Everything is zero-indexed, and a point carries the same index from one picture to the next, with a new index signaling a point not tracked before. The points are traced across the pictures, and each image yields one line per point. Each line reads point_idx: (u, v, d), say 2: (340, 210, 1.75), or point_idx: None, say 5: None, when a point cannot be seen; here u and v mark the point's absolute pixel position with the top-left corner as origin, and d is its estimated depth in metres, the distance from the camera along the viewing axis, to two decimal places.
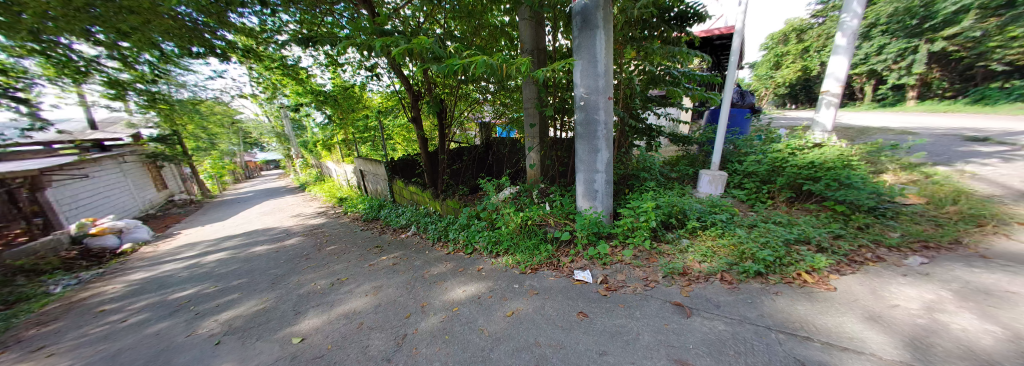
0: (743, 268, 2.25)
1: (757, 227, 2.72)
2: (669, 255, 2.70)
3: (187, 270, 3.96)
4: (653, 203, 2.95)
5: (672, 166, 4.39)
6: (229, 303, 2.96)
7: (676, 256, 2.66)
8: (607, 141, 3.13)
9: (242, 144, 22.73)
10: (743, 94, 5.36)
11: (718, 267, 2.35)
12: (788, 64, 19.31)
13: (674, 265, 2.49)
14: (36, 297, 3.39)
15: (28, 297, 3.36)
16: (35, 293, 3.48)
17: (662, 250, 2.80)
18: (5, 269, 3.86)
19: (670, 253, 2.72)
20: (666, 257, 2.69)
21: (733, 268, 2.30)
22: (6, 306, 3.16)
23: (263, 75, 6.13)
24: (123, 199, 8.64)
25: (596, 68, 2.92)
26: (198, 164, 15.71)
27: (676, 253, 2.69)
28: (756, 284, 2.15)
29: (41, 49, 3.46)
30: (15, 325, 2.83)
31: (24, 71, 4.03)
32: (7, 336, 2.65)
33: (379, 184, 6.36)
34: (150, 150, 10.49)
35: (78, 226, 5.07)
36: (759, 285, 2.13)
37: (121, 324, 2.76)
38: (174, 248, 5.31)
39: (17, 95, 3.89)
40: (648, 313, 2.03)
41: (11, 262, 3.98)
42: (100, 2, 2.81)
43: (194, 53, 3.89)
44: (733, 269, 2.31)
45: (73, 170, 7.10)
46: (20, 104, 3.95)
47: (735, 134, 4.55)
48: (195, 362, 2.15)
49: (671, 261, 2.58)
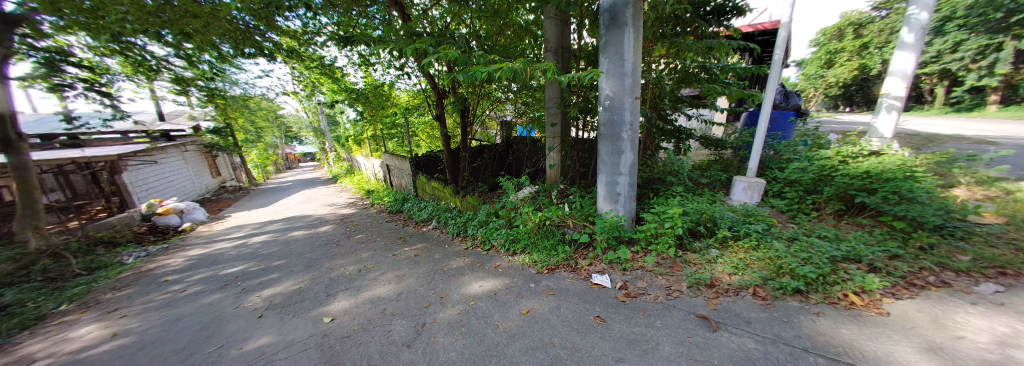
0: (780, 284, 2.08)
1: (798, 241, 2.50)
2: (696, 265, 2.57)
3: (235, 249, 4.41)
4: (681, 210, 2.80)
5: (703, 171, 4.15)
6: (270, 282, 3.25)
7: (702, 266, 2.52)
8: (632, 143, 3.03)
9: (283, 137, 24.64)
10: (787, 95, 4.93)
11: (751, 281, 2.20)
12: (842, 62, 17.37)
13: (701, 275, 2.37)
14: (112, 266, 3.95)
15: (105, 265, 3.94)
16: (111, 262, 4.06)
17: (689, 259, 2.66)
18: (89, 240, 4.59)
19: (697, 262, 2.59)
20: (692, 266, 2.56)
21: (768, 284, 2.14)
22: (87, 272, 3.74)
23: (302, 74, 6.63)
24: (185, 184, 9.76)
25: (623, 67, 2.83)
26: (245, 155, 17.23)
27: (703, 263, 2.55)
28: (793, 302, 1.97)
29: (122, 50, 3.99)
30: (96, 289, 3.32)
31: (107, 68, 4.71)
32: (89, 298, 3.11)
33: (403, 178, 6.63)
34: (207, 140, 11.72)
35: (148, 206, 5.86)
36: (798, 303, 1.96)
37: (181, 293, 3.13)
38: (225, 229, 5.90)
39: (101, 89, 4.54)
40: (669, 323, 1.96)
41: (94, 234, 4.75)
42: (169, 8, 3.14)
43: (246, 53, 4.29)
44: (768, 285, 2.15)
45: (144, 157, 8.09)
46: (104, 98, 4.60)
47: (776, 139, 4.19)
48: (241, 332, 2.40)
49: (697, 271, 2.46)
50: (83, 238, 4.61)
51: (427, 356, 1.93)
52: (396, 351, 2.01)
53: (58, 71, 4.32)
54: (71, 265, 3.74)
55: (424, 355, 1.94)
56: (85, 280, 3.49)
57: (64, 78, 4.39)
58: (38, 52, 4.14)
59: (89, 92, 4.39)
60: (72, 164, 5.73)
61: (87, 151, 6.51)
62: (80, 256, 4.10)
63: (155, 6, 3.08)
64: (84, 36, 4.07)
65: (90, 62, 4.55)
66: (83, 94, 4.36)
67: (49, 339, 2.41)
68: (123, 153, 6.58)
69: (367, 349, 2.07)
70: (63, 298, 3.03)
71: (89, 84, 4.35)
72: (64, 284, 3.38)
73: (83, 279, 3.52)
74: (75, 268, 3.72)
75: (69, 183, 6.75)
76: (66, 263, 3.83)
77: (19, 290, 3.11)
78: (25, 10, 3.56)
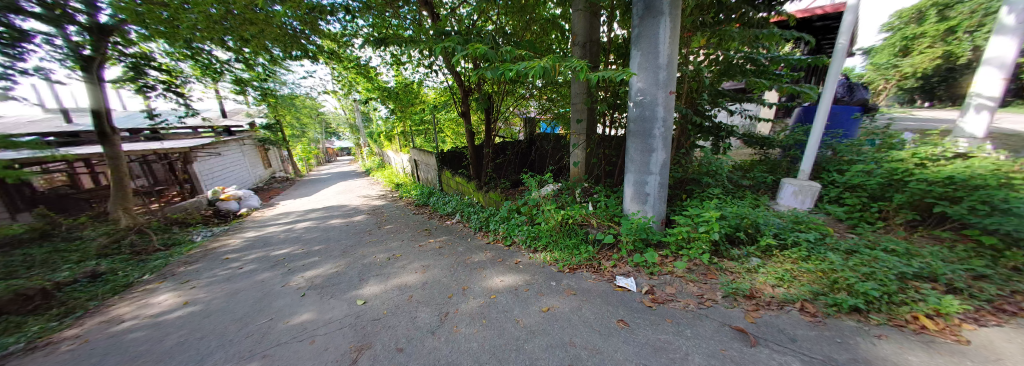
0: (834, 301, 1.84)
1: (858, 254, 2.20)
2: (733, 274, 2.38)
3: (283, 234, 4.91)
4: (718, 213, 2.59)
5: (744, 172, 3.79)
6: (312, 264, 3.58)
7: (741, 276, 2.33)
8: (665, 141, 2.86)
9: (324, 133, 26.72)
10: (851, 87, 4.41)
11: (798, 294, 1.98)
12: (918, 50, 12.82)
13: (738, 285, 2.19)
14: (184, 243, 4.60)
15: (179, 242, 4.60)
16: (184, 240, 4.72)
17: (726, 267, 2.47)
18: (167, 221, 5.36)
19: (734, 271, 2.40)
20: (729, 275, 2.37)
21: (819, 299, 1.90)
22: (165, 248, 4.39)
23: (341, 74, 7.12)
24: (242, 174, 11.00)
25: (657, 59, 2.67)
26: (292, 149, 18.92)
27: (742, 273, 2.35)
28: (850, 322, 1.74)
29: (193, 55, 4.60)
30: (172, 262, 3.90)
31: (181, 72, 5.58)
32: (166, 270, 3.66)
33: (429, 173, 6.88)
34: (261, 135, 13.06)
35: (213, 193, 6.73)
36: (855, 323, 1.72)
37: (238, 270, 3.56)
38: (275, 214, 6.58)
39: (176, 90, 5.46)
40: (700, 333, 1.84)
41: (171, 216, 5.53)
42: (232, 17, 3.56)
43: (294, 55, 4.69)
44: (819, 300, 1.92)
45: (209, 150, 9.17)
46: (178, 97, 5.52)
47: (836, 138, 3.71)
48: (288, 308, 2.68)
49: (734, 281, 2.28)
50: (162, 218, 5.37)
51: (449, 344, 2.01)
52: (421, 337, 2.12)
53: (141, 74, 5.13)
54: (152, 241, 4.41)
55: (446, 342, 2.03)
56: (163, 254, 4.10)
57: (147, 80, 5.22)
58: (126, 57, 4.91)
59: (168, 93, 5.35)
60: (154, 154, 6.69)
61: (166, 143, 7.56)
62: (159, 234, 4.83)
63: (220, 16, 3.50)
64: (162, 43, 4.72)
65: (167, 66, 5.42)
66: (164, 95, 5.31)
67: (135, 303, 2.87)
68: (192, 145, 7.55)
69: (394, 332, 2.21)
70: (148, 269, 3.60)
71: (168, 86, 5.29)
72: (148, 257, 4.01)
73: (162, 254, 4.15)
74: (155, 244, 4.39)
75: (149, 171, 7.86)
76: (149, 240, 4.53)
77: (111, 260, 3.75)
78: (116, 21, 4.17)
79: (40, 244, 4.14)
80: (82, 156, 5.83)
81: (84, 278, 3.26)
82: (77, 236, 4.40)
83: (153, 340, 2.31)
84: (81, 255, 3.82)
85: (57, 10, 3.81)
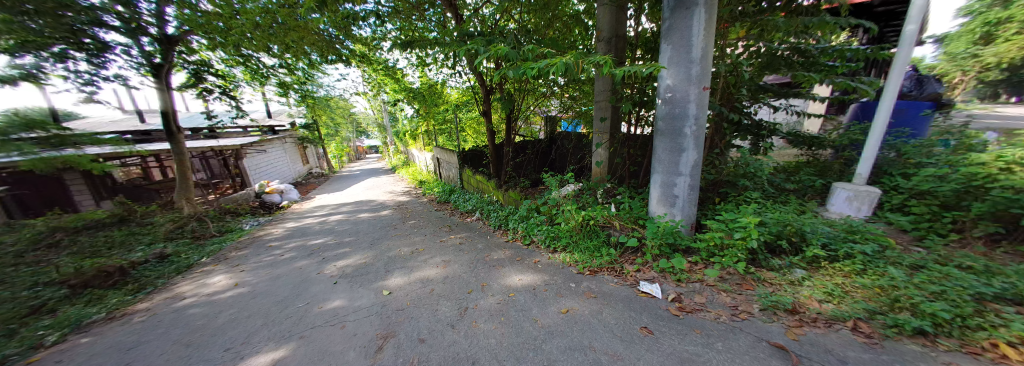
0: (894, 321, 1.60)
1: (924, 270, 1.91)
2: (773, 285, 2.18)
3: (319, 225, 5.30)
4: (757, 219, 2.38)
5: (788, 174, 3.45)
6: (343, 255, 3.83)
7: (782, 288, 2.12)
8: (697, 140, 2.68)
9: (354, 132, 28.26)
10: (922, 82, 3.90)
11: (850, 312, 1.76)
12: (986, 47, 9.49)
13: (779, 298, 1.99)
14: (235, 231, 5.14)
15: (230, 230, 5.15)
16: (235, 228, 5.28)
17: (765, 278, 2.26)
18: (222, 211, 6.01)
19: (775, 282, 2.19)
20: (768, 287, 2.17)
21: (876, 319, 1.67)
22: (219, 234, 4.94)
23: (371, 76, 7.51)
24: (284, 169, 12.00)
25: (690, 52, 2.50)
26: (327, 148, 20.21)
27: (783, 285, 2.15)
28: (913, 345, 1.51)
29: (246, 59, 5.11)
30: (226, 247, 4.38)
31: (234, 77, 6.24)
32: (220, 254, 4.11)
33: (452, 171, 7.06)
34: (301, 134, 14.15)
35: (260, 186, 7.44)
36: (918, 348, 1.49)
37: (280, 257, 3.91)
38: (313, 207, 7.12)
39: (228, 93, 6.14)
40: (732, 347, 1.71)
41: (225, 207, 6.18)
42: (277, 26, 3.90)
43: (330, 60, 5.03)
44: (876, 320, 1.69)
45: (257, 147, 10.11)
46: (231, 99, 6.20)
47: (902, 137, 3.25)
48: (323, 294, 2.90)
49: (774, 293, 2.08)
50: (218, 208, 6.03)
51: (468, 338, 2.06)
52: (442, 329, 2.20)
53: (201, 79, 5.80)
54: (209, 228, 4.98)
55: (465, 337, 2.08)
56: (218, 240, 4.62)
57: (206, 85, 5.88)
58: (190, 65, 5.57)
59: (222, 96, 6.05)
60: (211, 151, 7.51)
61: (221, 141, 8.45)
62: (215, 222, 5.43)
63: (265, 25, 3.85)
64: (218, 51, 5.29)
65: (222, 72, 6.08)
66: (219, 97, 6.01)
67: (194, 283, 3.26)
68: (243, 143, 8.38)
69: (417, 323, 2.30)
70: (205, 253, 4.08)
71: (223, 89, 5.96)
72: (207, 242, 4.54)
73: (217, 239, 4.67)
74: (212, 231, 4.95)
75: (207, 166, 8.83)
76: (207, 226, 5.12)
77: (177, 244, 4.30)
78: (180, 32, 4.81)
79: (122, 228, 4.82)
80: (155, 152, 6.68)
81: (154, 259, 3.76)
82: (149, 222, 5.07)
83: (209, 316, 2.61)
84: (152, 239, 4.42)
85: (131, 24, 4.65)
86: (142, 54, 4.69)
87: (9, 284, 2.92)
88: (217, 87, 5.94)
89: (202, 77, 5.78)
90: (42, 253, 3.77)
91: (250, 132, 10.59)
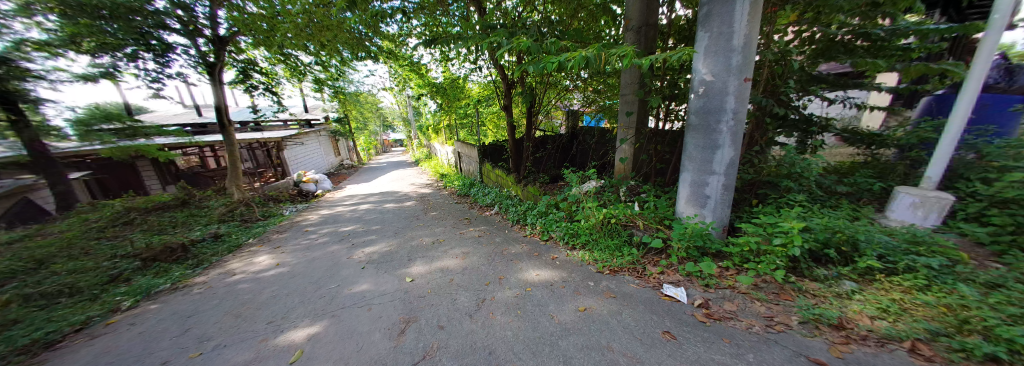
0: (961, 345, 1.39)
1: (1006, 290, 1.63)
2: (816, 297, 1.96)
3: (349, 213, 5.65)
4: (801, 223, 2.16)
5: (841, 176, 3.07)
6: (370, 242, 4.06)
7: (827, 300, 1.91)
8: (735, 136, 2.47)
9: (382, 126, 29.43)
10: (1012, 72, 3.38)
11: (910, 331, 1.54)
12: None
13: (823, 311, 1.79)
14: (276, 216, 5.64)
15: (273, 215, 5.66)
16: (277, 213, 5.79)
17: (808, 288, 2.04)
18: (266, 197, 6.61)
19: (819, 294, 1.97)
20: (810, 298, 1.97)
21: (940, 341, 1.45)
22: (263, 218, 5.45)
23: (397, 72, 7.77)
24: (319, 160, 12.87)
25: (731, 40, 2.28)
26: (356, 140, 21.20)
27: (828, 297, 1.93)
28: None
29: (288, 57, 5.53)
30: (269, 230, 4.82)
31: (276, 74, 6.76)
32: (264, 236, 4.54)
33: (472, 165, 7.17)
34: (334, 128, 15.04)
35: (298, 175, 8.05)
36: None
37: (316, 241, 4.23)
38: (344, 196, 7.60)
39: (272, 89, 6.67)
40: (764, 360, 1.58)
41: (269, 194, 6.79)
42: (313, 26, 4.14)
43: (359, 56, 5.25)
44: (940, 342, 1.47)
45: (296, 140, 10.91)
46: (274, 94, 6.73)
47: (988, 136, 2.73)
48: (352, 277, 3.10)
49: (817, 305, 1.88)
50: (262, 195, 6.65)
51: (485, 329, 2.10)
52: (460, 318, 2.26)
53: (248, 76, 6.33)
54: (255, 212, 5.51)
55: (483, 327, 2.13)
56: (262, 224, 5.09)
57: (252, 81, 6.42)
58: (239, 63, 6.12)
59: (266, 92, 6.58)
60: (257, 142, 8.25)
61: (266, 133, 9.23)
62: (260, 207, 5.99)
63: (302, 26, 4.12)
64: (262, 50, 5.75)
65: (266, 69, 6.60)
66: (264, 93, 6.55)
67: (242, 261, 3.63)
68: (284, 135, 9.09)
69: (437, 311, 2.39)
70: (251, 235, 4.52)
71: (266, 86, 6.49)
72: (253, 225, 5.02)
73: (262, 223, 5.16)
74: (257, 215, 5.47)
75: (254, 156, 9.72)
76: (253, 211, 5.65)
77: (228, 226, 4.81)
78: (230, 33, 5.29)
79: (184, 210, 5.46)
80: (211, 143, 7.44)
81: (210, 237, 4.24)
82: (206, 206, 5.69)
83: (254, 292, 2.90)
84: (208, 220, 4.98)
85: (189, 27, 5.19)
86: (199, 53, 5.23)
87: (94, 255, 3.44)
88: (262, 84, 6.47)
89: (249, 74, 6.32)
90: (121, 229, 4.38)
91: (290, 125, 11.45)
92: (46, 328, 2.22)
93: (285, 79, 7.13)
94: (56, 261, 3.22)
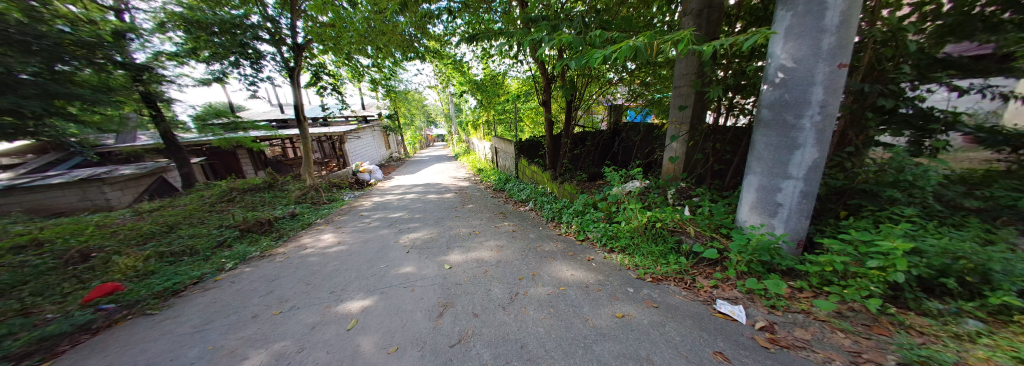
0: None
1: None
2: (924, 336, 1.55)
3: (396, 202, 6.17)
4: (910, 242, 1.71)
5: (975, 186, 2.35)
6: (414, 229, 4.38)
7: (938, 341, 1.49)
8: (823, 135, 2.05)
9: (429, 122, 31.23)
10: None
11: None
12: None
13: (932, 354, 1.41)
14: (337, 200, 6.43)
15: (335, 199, 6.46)
16: (338, 198, 6.60)
17: (913, 324, 1.62)
18: (330, 183, 7.57)
19: (928, 332, 1.56)
20: (915, 336, 1.56)
21: None
22: (327, 202, 6.26)
23: (442, 70, 8.15)
24: (372, 153, 14.25)
25: (822, 19, 1.87)
26: (405, 136, 22.84)
27: (942, 337, 1.51)
28: None
29: (349, 60, 6.23)
30: (333, 213, 5.52)
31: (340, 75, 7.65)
32: (328, 217, 5.22)
33: (509, 161, 7.23)
34: (387, 123, 16.43)
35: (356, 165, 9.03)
36: None
37: (369, 225, 4.72)
38: (392, 186, 8.32)
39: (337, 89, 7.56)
40: None
41: (332, 180, 7.78)
42: (370, 30, 4.53)
43: (410, 57, 5.62)
44: None
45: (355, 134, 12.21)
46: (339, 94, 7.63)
47: None
48: (398, 259, 3.40)
49: (924, 346, 1.48)
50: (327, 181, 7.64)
51: (517, 323, 2.12)
52: (494, 309, 2.31)
53: (319, 78, 7.26)
54: (321, 196, 6.35)
55: (515, 321, 2.15)
56: (326, 206, 5.86)
57: (322, 82, 7.35)
58: (313, 67, 7.07)
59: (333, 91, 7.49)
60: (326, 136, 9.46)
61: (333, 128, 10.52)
62: (326, 192, 6.89)
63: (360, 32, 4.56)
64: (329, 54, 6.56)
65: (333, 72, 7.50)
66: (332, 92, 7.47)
67: (312, 237, 4.23)
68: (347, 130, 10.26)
69: (472, 299, 2.48)
70: (318, 215, 5.23)
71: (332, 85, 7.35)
72: (318, 207, 5.80)
73: (326, 206, 5.94)
74: (323, 198, 6.30)
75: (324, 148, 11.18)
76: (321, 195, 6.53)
77: (301, 207, 5.64)
78: (306, 41, 6.12)
79: (270, 191, 6.54)
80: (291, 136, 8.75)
81: (287, 216, 5.04)
82: (286, 189, 6.75)
83: (320, 264, 3.36)
84: (287, 201, 5.92)
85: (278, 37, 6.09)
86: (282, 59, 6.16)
87: (207, 224, 4.35)
88: (329, 85, 7.37)
89: (321, 76, 7.25)
90: (226, 204, 5.45)
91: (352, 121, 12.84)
92: (174, 279, 2.90)
93: (349, 80, 8.02)
94: (180, 227, 4.18)
